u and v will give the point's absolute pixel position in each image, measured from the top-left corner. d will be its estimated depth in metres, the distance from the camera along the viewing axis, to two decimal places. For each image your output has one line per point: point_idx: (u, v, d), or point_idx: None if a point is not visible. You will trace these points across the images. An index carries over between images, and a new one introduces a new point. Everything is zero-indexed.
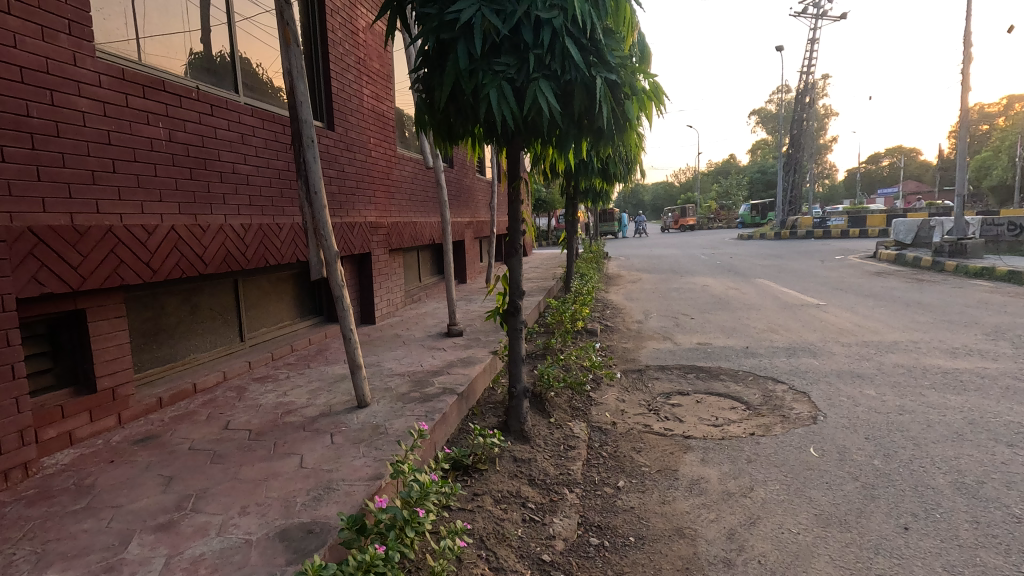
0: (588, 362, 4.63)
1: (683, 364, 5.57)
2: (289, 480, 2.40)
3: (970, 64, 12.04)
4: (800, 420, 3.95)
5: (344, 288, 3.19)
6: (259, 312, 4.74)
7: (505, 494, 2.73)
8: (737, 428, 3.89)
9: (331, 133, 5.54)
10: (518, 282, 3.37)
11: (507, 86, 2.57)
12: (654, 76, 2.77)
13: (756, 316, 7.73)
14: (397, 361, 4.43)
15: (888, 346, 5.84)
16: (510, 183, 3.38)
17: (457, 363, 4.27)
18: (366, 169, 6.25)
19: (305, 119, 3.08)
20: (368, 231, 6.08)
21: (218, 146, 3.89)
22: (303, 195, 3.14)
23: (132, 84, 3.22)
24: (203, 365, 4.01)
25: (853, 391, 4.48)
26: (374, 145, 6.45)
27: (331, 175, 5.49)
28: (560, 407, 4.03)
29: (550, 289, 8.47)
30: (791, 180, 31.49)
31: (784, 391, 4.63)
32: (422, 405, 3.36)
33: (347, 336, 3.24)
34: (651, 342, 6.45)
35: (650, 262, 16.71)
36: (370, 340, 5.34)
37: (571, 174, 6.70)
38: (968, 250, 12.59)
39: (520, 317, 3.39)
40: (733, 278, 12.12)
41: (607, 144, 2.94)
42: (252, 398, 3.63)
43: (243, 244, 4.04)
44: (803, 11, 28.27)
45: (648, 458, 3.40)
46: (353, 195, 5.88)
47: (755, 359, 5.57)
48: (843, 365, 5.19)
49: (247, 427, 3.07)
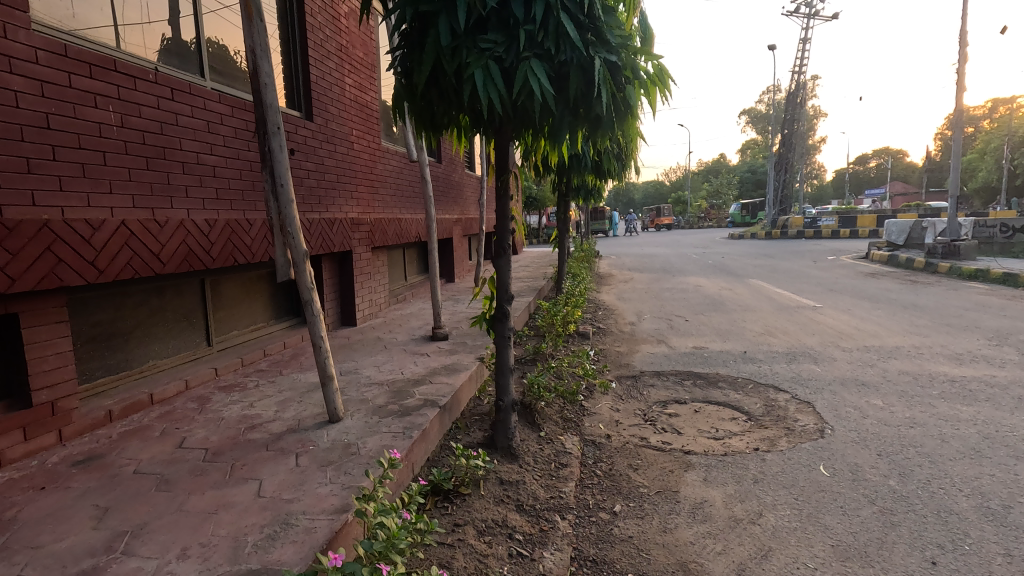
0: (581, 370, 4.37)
1: (680, 369, 5.32)
2: (242, 512, 2.10)
3: (966, 64, 11.91)
4: (806, 433, 3.72)
5: (314, 291, 2.89)
6: (230, 314, 4.41)
7: (490, 523, 2.45)
8: (740, 443, 3.66)
9: (309, 124, 5.21)
10: (506, 285, 3.08)
11: (495, 65, 2.28)
12: (658, 59, 2.50)
13: (753, 318, 7.51)
14: (377, 368, 4.13)
15: (890, 351, 5.64)
16: (498, 177, 3.08)
17: (441, 371, 3.97)
18: (348, 162, 5.93)
19: (271, 103, 2.77)
20: (349, 228, 5.77)
21: (180, 134, 3.56)
22: (268, 188, 2.83)
23: (76, 62, 2.89)
24: (164, 373, 3.69)
25: (859, 401, 4.25)
26: (357, 137, 6.12)
27: (309, 168, 5.16)
28: (551, 419, 3.76)
29: (541, 289, 8.20)
30: (781, 180, 31.51)
31: (787, 400, 4.39)
32: (400, 420, 3.06)
33: (317, 344, 2.94)
34: (645, 346, 6.20)
35: (641, 261, 16.42)
36: (349, 344, 5.03)
37: (563, 169, 6.43)
38: (961, 251, 12.50)
39: (509, 324, 3.11)
40: (727, 278, 11.91)
41: (606, 134, 2.66)
42: (215, 410, 3.31)
43: (208, 241, 3.71)
44: (795, 10, 28.16)
45: (646, 477, 3.14)
46: (333, 190, 5.56)
47: (754, 365, 5.34)
48: (846, 373, 4.97)
49: (204, 445, 2.76)
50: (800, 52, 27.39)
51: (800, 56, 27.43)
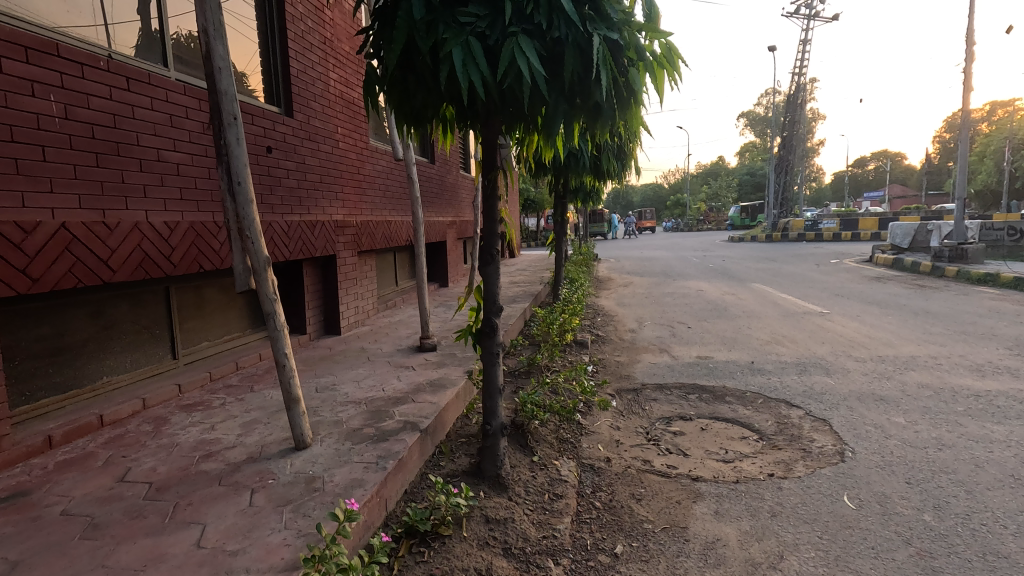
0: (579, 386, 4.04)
1: (683, 382, 5.00)
2: (174, 570, 1.77)
3: (973, 63, 11.64)
4: (824, 456, 3.40)
5: (276, 303, 2.56)
6: (200, 324, 4.08)
7: (471, 573, 2.13)
8: (752, 467, 3.35)
9: (289, 120, 4.89)
10: (495, 294, 2.75)
11: (476, 42, 1.96)
12: (666, 36, 2.18)
13: (758, 326, 7.19)
14: (356, 383, 3.80)
15: (906, 362, 5.33)
16: (485, 174, 2.76)
17: (425, 387, 3.65)
18: (333, 162, 5.61)
19: (226, 91, 2.44)
20: (333, 231, 5.44)
21: (138, 128, 3.24)
22: (225, 186, 2.49)
23: (10, 45, 2.59)
24: (120, 391, 3.37)
25: (879, 418, 3.92)
26: (343, 135, 5.80)
27: (289, 167, 4.84)
28: (545, 441, 3.43)
29: (537, 295, 7.88)
30: (782, 182, 31.20)
31: (801, 417, 4.06)
32: (374, 447, 2.72)
33: (280, 362, 2.61)
34: (647, 356, 5.87)
35: (640, 264, 16.11)
36: (330, 356, 4.69)
37: (560, 168, 6.12)
38: (968, 255, 12.18)
39: (498, 339, 2.78)
40: (729, 283, 11.59)
41: (605, 125, 2.34)
42: (170, 434, 2.97)
43: (169, 245, 3.38)
44: (796, 12, 27.90)
45: (651, 510, 2.81)
46: (315, 191, 5.24)
47: (763, 377, 5.01)
48: (862, 386, 4.65)
49: (148, 479, 2.42)
50: (802, 52, 27.06)
51: (800, 57, 27.17)
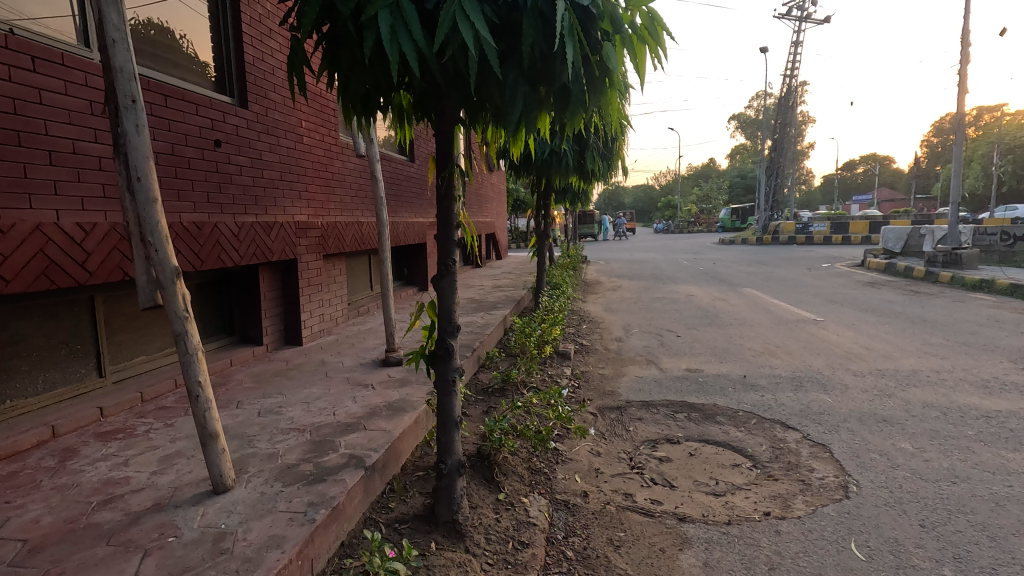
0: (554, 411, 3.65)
1: (671, 398, 4.63)
2: None
3: (968, 64, 11.40)
4: (826, 490, 3.04)
5: (185, 322, 2.15)
6: (134, 337, 3.65)
7: None
8: (745, 503, 2.99)
9: (242, 111, 4.46)
10: (451, 309, 2.37)
11: (407, 4, 1.58)
12: (648, 4, 1.80)
13: (750, 335, 6.85)
14: (306, 405, 3.39)
15: (907, 377, 5.00)
16: (439, 173, 2.38)
17: (382, 412, 3.24)
18: (296, 158, 5.19)
19: (122, 68, 2.02)
20: (294, 233, 5.02)
21: (46, 115, 2.82)
22: (123, 183, 2.07)
23: None
24: (28, 416, 2.96)
25: (884, 444, 3.57)
26: (307, 130, 5.38)
27: (243, 163, 4.42)
28: (514, 473, 3.04)
29: (519, 301, 7.50)
30: (773, 185, 31.04)
31: (799, 442, 3.70)
32: (307, 490, 2.31)
33: (193, 393, 2.19)
34: (633, 368, 5.51)
35: (630, 267, 15.76)
36: (285, 370, 4.27)
37: (543, 166, 5.75)
38: (962, 260, 12.02)
39: (455, 363, 2.39)
40: (720, 287, 11.29)
41: (574, 114, 1.97)
42: (74, 470, 2.55)
43: (85, 250, 2.96)
44: (788, 13, 27.74)
45: (630, 562, 2.44)
46: (273, 189, 4.82)
47: (756, 393, 4.65)
48: (863, 404, 4.30)
49: (23, 536, 2.00)
50: (793, 53, 26.87)
51: (792, 59, 26.98)
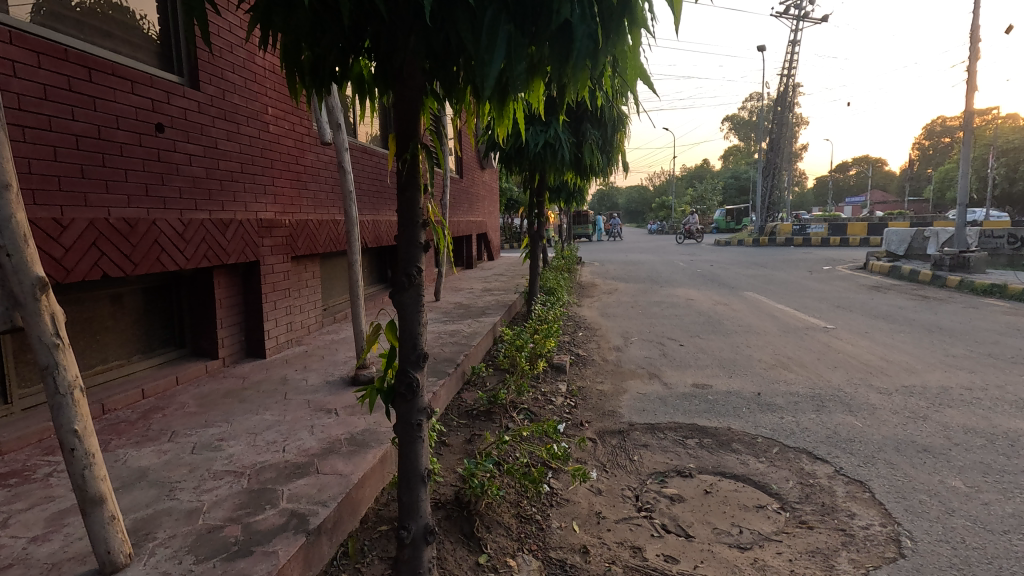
0: (547, 451, 2.98)
1: (679, 420, 4.11)
2: None
3: (977, 62, 10.97)
4: (874, 544, 2.55)
5: (53, 352, 1.59)
6: None
7: None
8: (777, 559, 2.49)
9: (193, 92, 3.90)
10: (416, 332, 1.83)
11: None
12: None
13: (758, 344, 6.36)
14: (251, 438, 2.83)
15: (938, 395, 4.51)
16: (399, 155, 1.84)
17: (341, 448, 2.70)
18: (260, 147, 4.63)
19: None
20: (257, 231, 4.46)
21: None
22: None
23: None
24: None
25: (932, 482, 3.08)
26: (273, 117, 4.82)
27: (194, 152, 3.86)
28: (499, 525, 2.53)
29: (510, 307, 6.98)
30: (769, 186, 30.66)
31: (831, 478, 3.20)
32: (224, 571, 1.76)
33: (68, 448, 1.62)
34: (635, 383, 4.99)
35: (626, 269, 15.25)
36: (240, 389, 3.71)
37: (537, 159, 5.24)
38: (970, 264, 11.57)
39: (420, 403, 1.86)
40: (720, 291, 10.81)
41: (578, 69, 1.47)
42: None
43: None
44: (785, 12, 27.32)
45: None
46: (231, 181, 4.25)
47: (774, 416, 4.14)
48: (896, 430, 3.81)
49: None
50: (789, 53, 26.52)
51: (789, 58, 26.60)
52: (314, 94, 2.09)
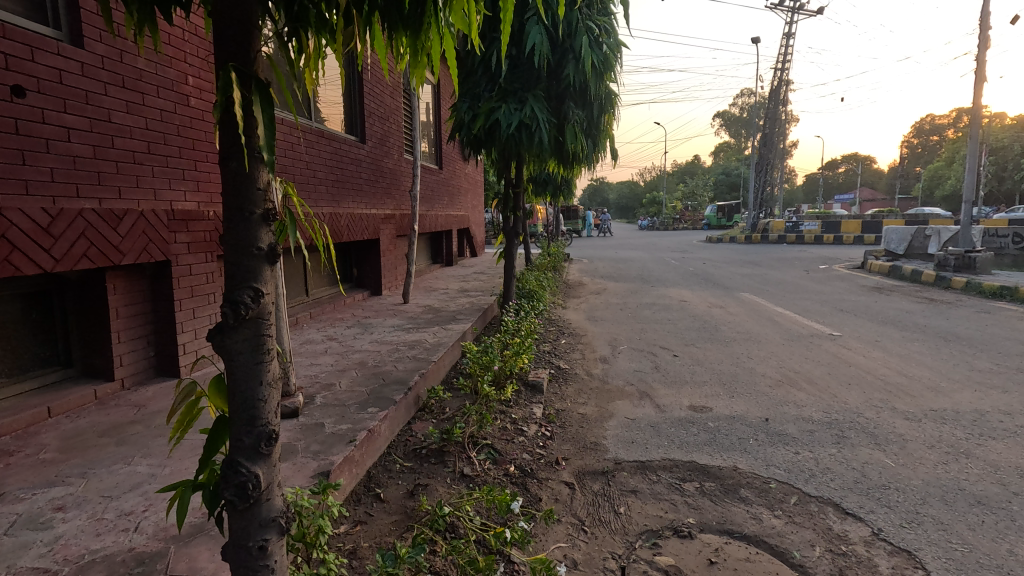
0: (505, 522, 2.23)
1: (674, 457, 3.40)
2: None
3: (987, 50, 10.36)
4: None
5: None
6: None
7: None
8: None
9: (74, 49, 3.10)
10: (257, 400, 1.11)
11: None
12: None
13: (762, 355, 5.69)
14: (99, 509, 2.07)
15: (975, 423, 3.85)
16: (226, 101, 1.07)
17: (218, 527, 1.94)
18: (176, 124, 3.83)
19: None
20: (167, 225, 3.68)
21: None
22: None
23: None
24: None
25: (1000, 553, 2.40)
26: (195, 89, 4.02)
27: (73, 124, 3.08)
28: None
29: (484, 312, 6.25)
30: (761, 181, 30.11)
31: (869, 545, 2.52)
32: None
33: None
34: (622, 404, 4.30)
35: (616, 266, 14.56)
36: (127, 424, 2.94)
37: (511, 143, 4.52)
38: (976, 264, 10.98)
39: (264, 511, 1.13)
40: (714, 291, 10.15)
41: None
42: None
43: None
44: (779, 4, 26.64)
45: None
46: (131, 163, 3.46)
47: (787, 450, 3.46)
48: (938, 472, 3.13)
49: None
50: (784, 46, 25.85)
51: (783, 50, 25.97)
52: (139, 26, 1.38)
